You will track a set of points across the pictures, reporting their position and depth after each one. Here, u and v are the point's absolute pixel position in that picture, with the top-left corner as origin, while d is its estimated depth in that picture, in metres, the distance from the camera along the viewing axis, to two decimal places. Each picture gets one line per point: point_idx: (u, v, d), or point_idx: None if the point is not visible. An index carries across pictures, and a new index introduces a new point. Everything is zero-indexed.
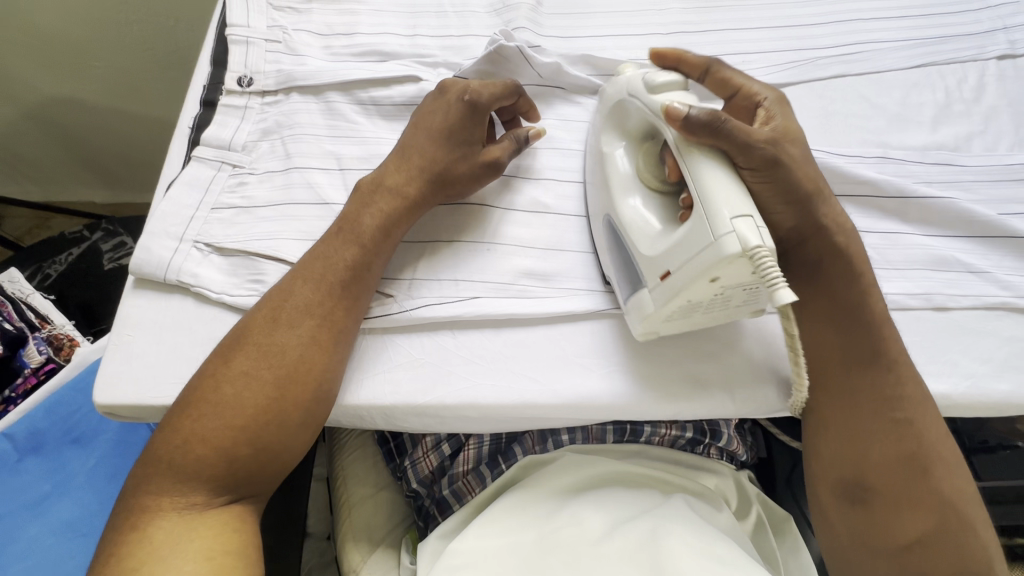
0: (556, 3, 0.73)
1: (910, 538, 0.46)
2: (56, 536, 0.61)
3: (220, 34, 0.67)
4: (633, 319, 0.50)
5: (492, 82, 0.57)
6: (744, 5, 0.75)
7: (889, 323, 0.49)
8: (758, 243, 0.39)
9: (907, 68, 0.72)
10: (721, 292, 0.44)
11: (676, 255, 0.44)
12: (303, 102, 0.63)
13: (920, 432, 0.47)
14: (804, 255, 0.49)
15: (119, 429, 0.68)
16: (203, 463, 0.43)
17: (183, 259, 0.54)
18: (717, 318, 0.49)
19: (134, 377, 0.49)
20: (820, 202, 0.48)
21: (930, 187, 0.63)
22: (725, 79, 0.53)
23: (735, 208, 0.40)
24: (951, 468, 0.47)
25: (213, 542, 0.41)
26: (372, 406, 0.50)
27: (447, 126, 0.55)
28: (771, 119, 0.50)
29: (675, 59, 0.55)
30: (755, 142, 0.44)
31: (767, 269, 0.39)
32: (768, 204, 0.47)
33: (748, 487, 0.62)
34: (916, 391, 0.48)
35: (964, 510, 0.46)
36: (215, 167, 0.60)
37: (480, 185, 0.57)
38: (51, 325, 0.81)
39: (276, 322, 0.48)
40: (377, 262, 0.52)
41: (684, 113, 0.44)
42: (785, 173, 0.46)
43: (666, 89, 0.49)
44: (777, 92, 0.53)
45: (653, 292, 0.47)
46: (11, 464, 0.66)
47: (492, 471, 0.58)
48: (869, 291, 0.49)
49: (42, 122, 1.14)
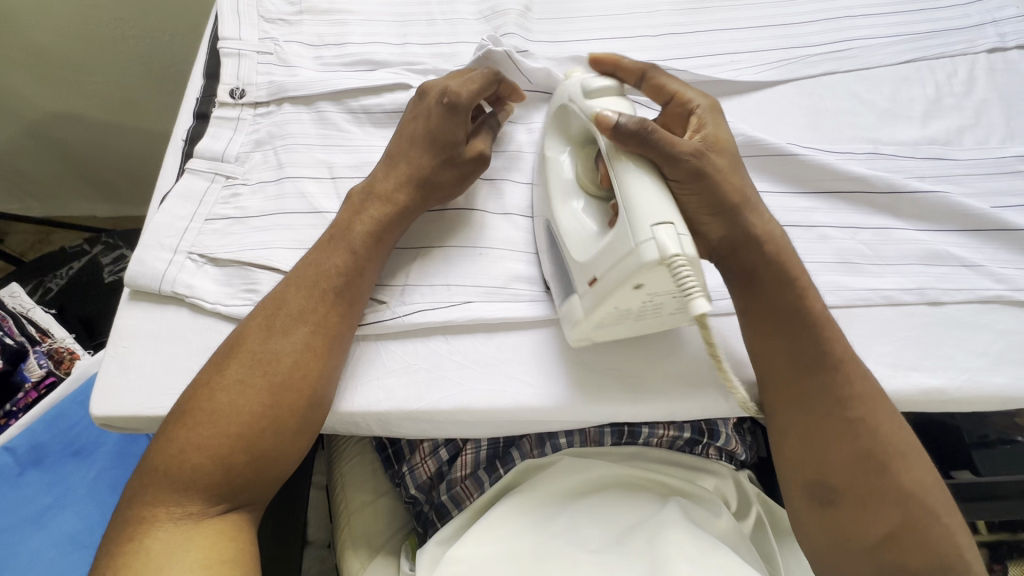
0: (545, 7, 0.74)
1: (881, 535, 0.45)
2: (58, 549, 0.62)
3: (213, 47, 0.68)
4: (566, 324, 0.50)
5: (471, 79, 0.57)
6: (732, 5, 0.76)
7: (829, 319, 0.50)
8: (677, 251, 0.39)
9: (897, 64, 0.72)
10: (650, 299, 0.44)
11: (603, 260, 0.44)
12: (295, 112, 0.64)
13: (874, 428, 0.47)
14: (742, 260, 0.49)
15: (119, 441, 0.69)
16: (200, 472, 0.43)
17: (177, 270, 0.54)
18: (650, 326, 0.50)
19: (130, 388, 0.49)
20: (748, 212, 0.49)
21: (922, 182, 0.63)
22: (658, 86, 0.54)
23: (657, 216, 0.41)
24: (914, 454, 0.47)
25: (211, 551, 0.41)
26: (367, 413, 0.50)
27: (429, 131, 0.55)
28: (703, 127, 0.51)
29: (613, 63, 0.55)
30: (680, 154, 0.45)
31: (685, 279, 0.40)
32: (696, 216, 0.49)
33: (747, 486, 0.61)
34: (866, 384, 0.48)
35: (929, 499, 0.46)
36: (208, 179, 0.60)
37: (472, 180, 0.58)
38: (52, 339, 0.82)
39: (270, 330, 0.48)
40: (369, 268, 0.52)
41: (614, 120, 0.45)
42: (710, 184, 0.47)
43: (601, 94, 0.50)
44: (714, 101, 0.54)
45: (583, 298, 0.47)
46: (12, 477, 0.66)
47: (490, 475, 0.59)
48: (807, 289, 0.50)
49: (41, 138, 1.16)
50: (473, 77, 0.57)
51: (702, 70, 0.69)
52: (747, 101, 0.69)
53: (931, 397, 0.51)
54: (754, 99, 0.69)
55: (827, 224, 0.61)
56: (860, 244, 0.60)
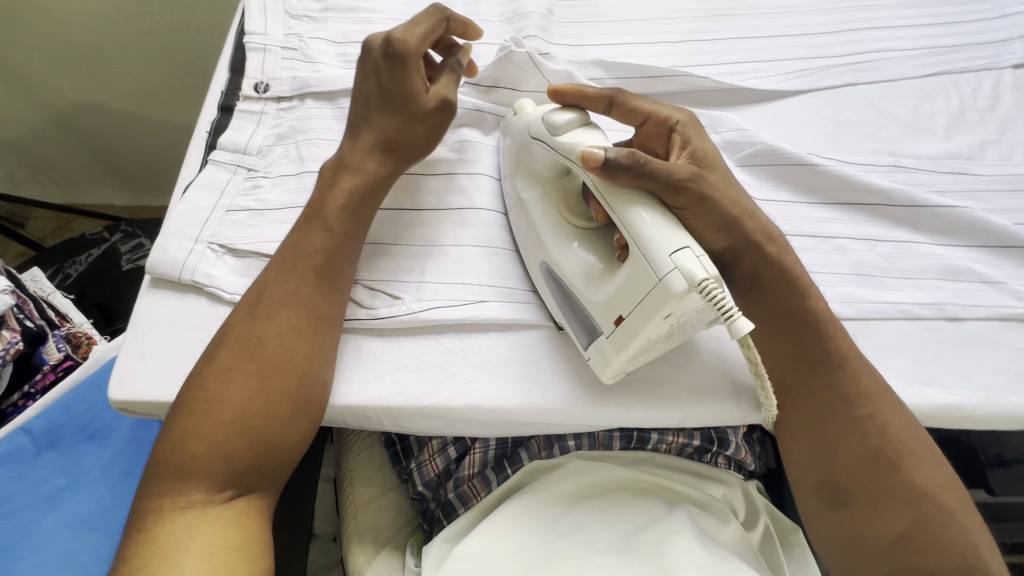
0: (567, 11, 0.74)
1: (894, 534, 0.46)
2: (69, 530, 0.62)
3: (239, 42, 0.69)
4: (597, 363, 0.49)
5: (415, 26, 0.54)
6: (755, 13, 0.75)
7: (833, 319, 0.50)
8: (704, 275, 0.40)
9: (921, 77, 0.71)
10: (677, 323, 0.44)
11: (627, 298, 0.44)
12: (317, 108, 0.65)
13: (883, 425, 0.47)
14: (742, 270, 0.50)
15: (133, 426, 0.70)
16: (204, 461, 0.44)
17: (197, 259, 0.55)
18: (674, 342, 0.49)
19: (148, 374, 0.50)
20: (749, 220, 0.49)
21: (943, 196, 0.62)
22: (631, 108, 0.53)
23: (672, 244, 0.41)
24: (922, 457, 0.47)
25: (214, 538, 0.42)
26: (378, 407, 0.50)
27: (383, 90, 0.54)
28: (689, 143, 0.51)
29: (575, 95, 0.53)
30: (681, 179, 0.45)
31: (719, 297, 0.39)
32: (704, 232, 0.48)
33: (756, 497, 0.61)
34: (873, 382, 0.49)
35: (941, 499, 0.46)
36: (231, 171, 0.61)
37: (440, 129, 0.57)
38: (70, 324, 0.84)
39: (254, 317, 0.48)
40: (350, 242, 0.52)
41: (603, 157, 0.44)
42: (713, 201, 0.47)
43: (568, 128, 0.50)
44: (691, 114, 0.54)
45: (612, 338, 0.47)
46: (29, 457, 0.67)
47: (498, 475, 0.59)
48: (808, 288, 0.50)
49: (65, 127, 1.18)
50: (416, 23, 0.55)
51: (723, 77, 0.69)
52: (767, 110, 0.69)
53: (947, 413, 0.51)
54: (774, 108, 0.69)
55: (845, 235, 0.61)
56: (878, 257, 0.59)
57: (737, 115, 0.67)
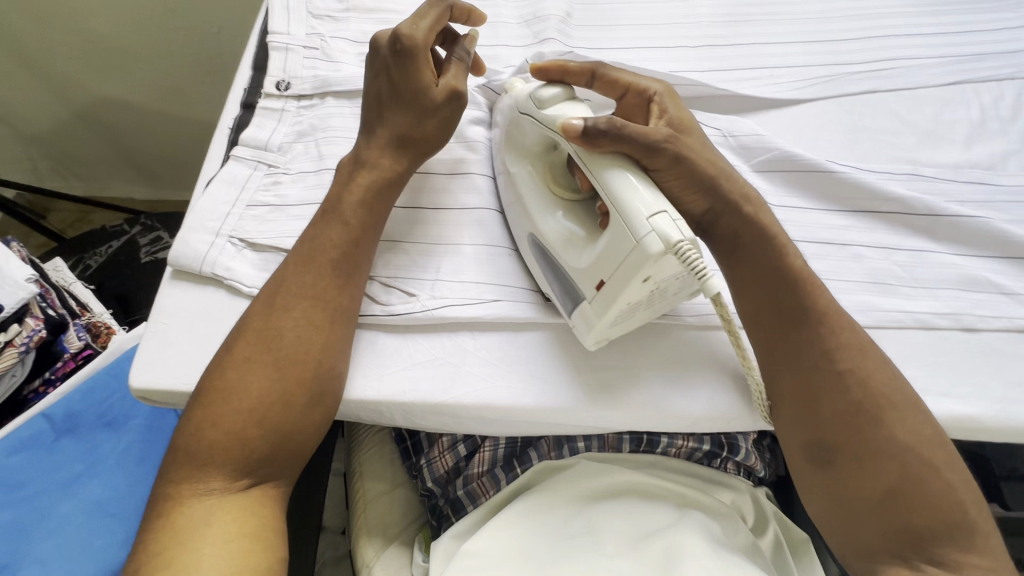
0: (585, 15, 0.75)
1: (881, 492, 0.45)
2: (86, 515, 0.63)
3: (262, 41, 0.71)
4: (580, 330, 0.50)
5: (421, 19, 0.54)
6: (774, 19, 0.75)
7: (813, 281, 0.50)
8: (679, 237, 0.41)
9: (941, 85, 0.71)
10: (656, 288, 0.45)
11: (607, 262, 0.45)
12: (337, 106, 0.66)
13: (864, 378, 0.47)
14: (722, 232, 0.51)
15: (149, 415, 0.71)
16: (218, 448, 0.45)
17: (217, 252, 0.56)
18: (658, 308, 0.51)
19: (167, 364, 0.51)
20: (726, 182, 0.50)
21: (962, 206, 0.62)
22: (612, 80, 0.54)
23: (650, 208, 0.42)
24: (905, 410, 0.47)
25: (232, 524, 0.43)
26: (391, 402, 0.51)
27: (393, 84, 0.55)
28: (664, 113, 0.53)
29: (559, 70, 0.54)
30: (657, 142, 0.46)
31: (694, 261, 0.41)
32: (681, 194, 0.50)
33: (765, 505, 0.61)
34: (852, 339, 0.49)
35: (926, 453, 0.45)
36: (252, 167, 0.62)
37: (453, 120, 0.57)
38: (91, 313, 0.86)
39: (272, 308, 0.49)
40: (365, 236, 0.53)
41: (581, 127, 0.46)
42: (689, 164, 0.48)
43: (554, 103, 0.50)
44: (668, 86, 0.55)
45: (592, 304, 0.47)
46: (48, 442, 0.69)
47: (506, 474, 0.59)
48: (786, 247, 0.51)
49: (89, 121, 1.20)
50: (421, 16, 0.55)
51: (740, 83, 0.69)
52: (784, 115, 0.69)
53: (962, 424, 0.50)
54: (792, 114, 0.69)
55: (861, 243, 0.60)
56: (895, 266, 0.59)
57: (754, 121, 0.67)
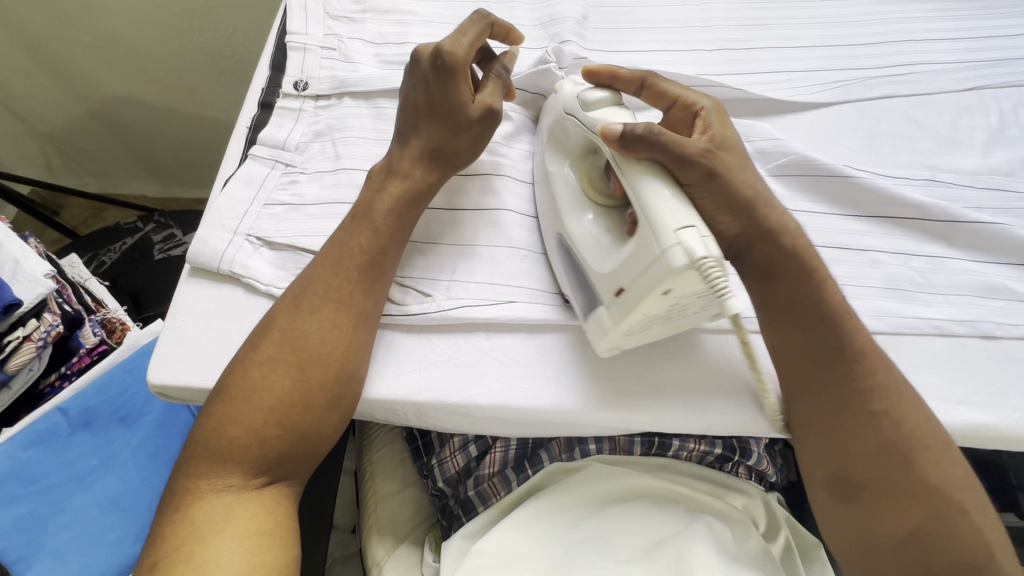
0: (601, 18, 0.75)
1: (904, 532, 0.45)
2: (101, 509, 0.64)
3: (281, 41, 0.71)
4: (593, 335, 0.50)
5: (463, 35, 0.55)
6: (791, 23, 0.75)
7: (849, 311, 0.49)
8: (705, 254, 0.41)
9: (959, 91, 0.70)
10: (675, 304, 0.45)
11: (628, 269, 0.45)
12: (355, 107, 0.66)
13: (898, 420, 0.46)
14: (754, 259, 0.50)
15: (163, 411, 0.72)
16: (237, 445, 0.45)
17: (235, 250, 0.56)
18: (676, 328, 0.50)
19: (185, 361, 0.52)
20: (761, 206, 0.49)
21: (981, 212, 0.61)
22: (661, 90, 0.54)
23: (679, 221, 0.42)
24: (937, 453, 0.46)
25: (249, 522, 0.43)
26: (407, 402, 0.51)
27: (431, 99, 0.55)
28: (709, 127, 0.52)
29: (609, 75, 0.55)
30: (689, 155, 0.46)
31: (716, 279, 0.41)
32: (712, 213, 0.49)
33: (777, 509, 0.60)
34: (890, 378, 0.47)
35: (951, 495, 0.45)
36: (269, 166, 0.62)
37: (484, 141, 0.57)
38: (106, 310, 0.86)
39: (298, 309, 0.49)
40: (393, 247, 0.53)
41: (620, 130, 0.47)
42: (722, 184, 0.48)
43: (600, 104, 0.51)
44: (718, 103, 0.54)
45: (610, 310, 0.47)
46: (64, 437, 0.69)
47: (518, 475, 0.59)
48: (825, 279, 0.49)
49: (104, 119, 1.22)
50: (464, 32, 0.56)
51: (757, 87, 0.69)
52: (800, 120, 0.68)
53: (980, 433, 0.50)
54: (808, 118, 0.68)
55: (878, 249, 0.60)
56: (912, 271, 0.59)
57: (770, 125, 0.67)
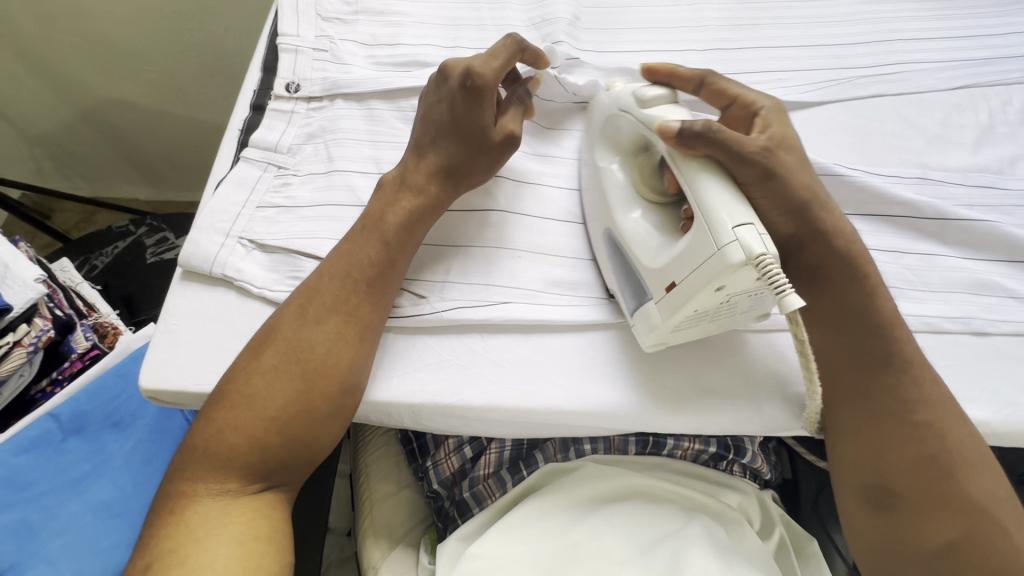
0: (593, 19, 0.75)
1: (940, 544, 0.45)
2: (94, 515, 0.63)
3: (272, 43, 0.71)
4: (640, 330, 0.50)
5: (494, 58, 0.56)
6: (782, 23, 0.76)
7: (899, 321, 0.50)
8: (762, 250, 0.41)
9: (948, 89, 0.71)
10: (727, 300, 0.45)
11: (681, 265, 0.45)
12: (347, 109, 0.66)
13: (942, 432, 0.46)
14: (804, 258, 0.51)
15: (156, 415, 0.71)
16: (236, 451, 0.45)
17: (228, 253, 0.56)
18: (721, 326, 0.50)
19: (178, 365, 0.51)
20: (817, 209, 0.50)
21: (970, 210, 0.62)
22: (719, 90, 0.55)
23: (738, 219, 0.42)
24: (981, 469, 0.46)
25: (245, 526, 0.43)
26: (401, 405, 0.51)
27: (455, 116, 0.56)
28: (769, 126, 0.52)
29: (667, 73, 0.56)
30: (749, 153, 0.47)
31: (774, 275, 0.41)
32: (769, 214, 0.49)
33: (771, 506, 0.60)
34: (935, 391, 0.48)
35: (993, 512, 0.45)
36: (262, 168, 0.62)
37: (499, 166, 0.58)
38: (97, 314, 0.86)
39: (304, 319, 0.49)
40: (401, 260, 0.53)
41: (677, 128, 0.47)
42: (781, 183, 0.48)
43: (655, 102, 0.52)
44: (777, 102, 0.54)
45: (660, 304, 0.48)
46: (55, 442, 0.69)
47: (513, 476, 0.59)
48: (876, 287, 0.51)
49: (95, 122, 1.21)
50: (495, 54, 0.56)
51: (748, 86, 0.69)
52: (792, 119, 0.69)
53: None
54: (799, 117, 0.69)
55: (870, 247, 0.60)
56: (903, 269, 0.59)
57: None
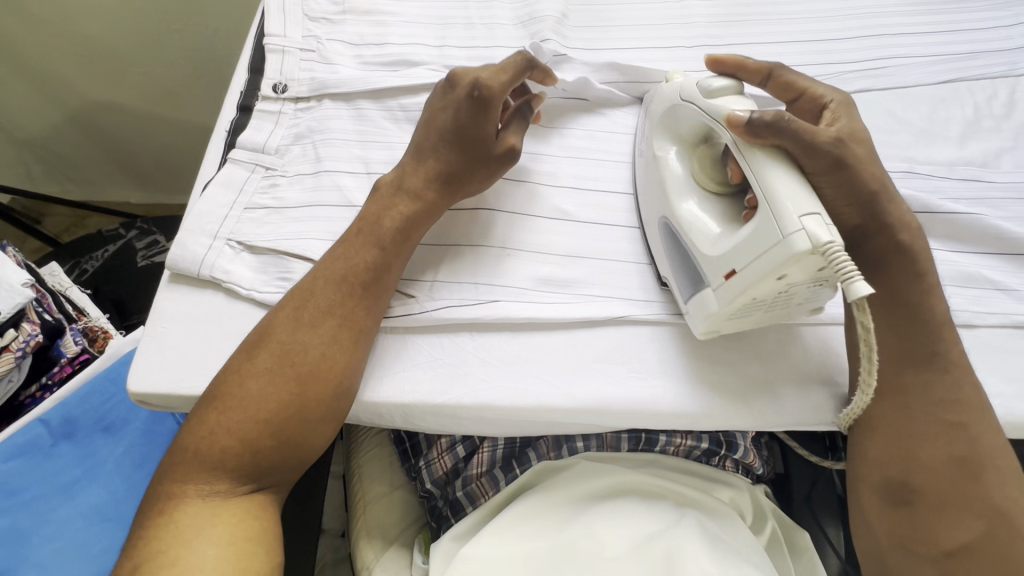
0: (581, 16, 0.75)
1: (957, 544, 0.46)
2: (86, 520, 0.63)
3: (260, 43, 0.71)
4: (694, 317, 0.51)
5: (502, 72, 0.57)
6: (769, 19, 0.76)
7: (948, 321, 0.50)
8: (830, 239, 0.41)
9: (935, 83, 0.71)
10: (786, 290, 0.45)
11: (742, 253, 0.45)
12: (335, 109, 0.66)
13: (976, 437, 0.47)
14: (869, 252, 0.50)
15: (147, 419, 0.71)
16: (228, 453, 0.45)
17: (216, 255, 0.56)
18: (773, 317, 0.51)
19: (166, 367, 0.51)
20: (885, 200, 0.49)
21: (957, 203, 0.62)
22: (787, 83, 0.55)
23: (804, 208, 0.42)
24: (1007, 475, 0.46)
25: (234, 528, 0.43)
26: (391, 404, 0.51)
27: (459, 124, 0.56)
28: (838, 119, 0.52)
29: (735, 64, 0.57)
30: (820, 143, 0.46)
31: (842, 265, 0.40)
32: (835, 205, 0.49)
33: (764, 501, 0.61)
34: (975, 399, 0.48)
35: (1016, 519, 0.45)
36: (249, 169, 0.62)
37: (497, 178, 0.59)
38: (87, 319, 0.86)
39: (298, 322, 0.49)
40: (397, 264, 0.53)
41: (745, 118, 0.47)
42: (852, 174, 0.48)
43: (720, 93, 0.52)
44: (845, 97, 0.54)
45: (718, 292, 0.48)
46: (46, 448, 0.68)
47: (506, 475, 0.59)
48: (931, 287, 0.50)
49: (83, 125, 1.20)
50: (504, 68, 0.57)
51: None
52: None
53: None
54: None
55: None
56: None
57: None
